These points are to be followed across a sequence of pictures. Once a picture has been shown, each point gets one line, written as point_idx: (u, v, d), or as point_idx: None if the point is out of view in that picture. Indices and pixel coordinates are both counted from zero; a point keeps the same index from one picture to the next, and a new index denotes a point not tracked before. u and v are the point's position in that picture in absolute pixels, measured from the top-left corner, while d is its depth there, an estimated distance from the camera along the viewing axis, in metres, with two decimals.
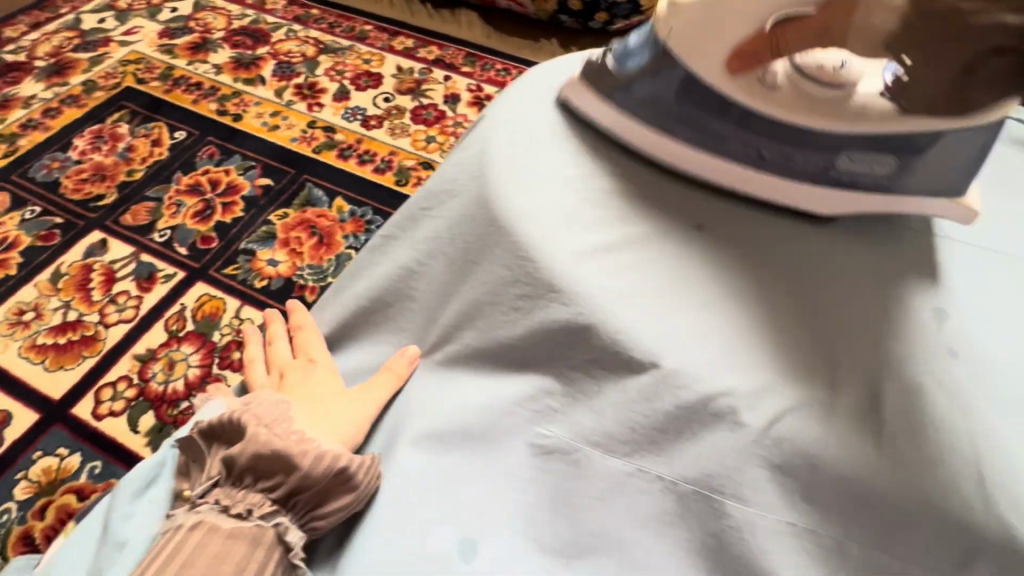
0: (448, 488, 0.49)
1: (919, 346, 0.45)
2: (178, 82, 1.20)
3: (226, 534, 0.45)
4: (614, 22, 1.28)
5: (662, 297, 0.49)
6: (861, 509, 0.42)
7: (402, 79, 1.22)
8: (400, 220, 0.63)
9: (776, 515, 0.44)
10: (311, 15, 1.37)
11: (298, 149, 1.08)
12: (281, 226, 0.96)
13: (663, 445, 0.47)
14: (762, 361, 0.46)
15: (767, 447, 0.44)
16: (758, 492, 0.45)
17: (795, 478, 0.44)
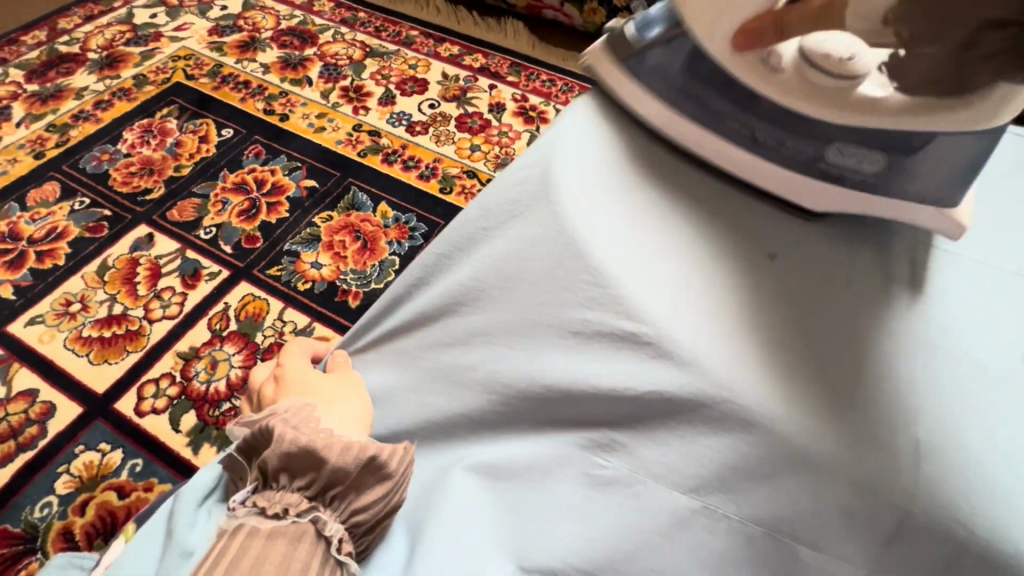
0: (507, 518, 0.50)
1: (1021, 393, 0.43)
2: (226, 79, 1.21)
3: (267, 536, 0.40)
4: None
5: (734, 330, 0.48)
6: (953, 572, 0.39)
7: (447, 86, 1.22)
8: (455, 235, 0.61)
9: (856, 569, 0.42)
10: (358, 18, 1.38)
11: (343, 151, 1.08)
12: (325, 229, 0.96)
13: (736, 486, 0.46)
14: (843, 402, 0.44)
15: (848, 495, 0.42)
16: (837, 542, 0.43)
17: (878, 532, 0.41)
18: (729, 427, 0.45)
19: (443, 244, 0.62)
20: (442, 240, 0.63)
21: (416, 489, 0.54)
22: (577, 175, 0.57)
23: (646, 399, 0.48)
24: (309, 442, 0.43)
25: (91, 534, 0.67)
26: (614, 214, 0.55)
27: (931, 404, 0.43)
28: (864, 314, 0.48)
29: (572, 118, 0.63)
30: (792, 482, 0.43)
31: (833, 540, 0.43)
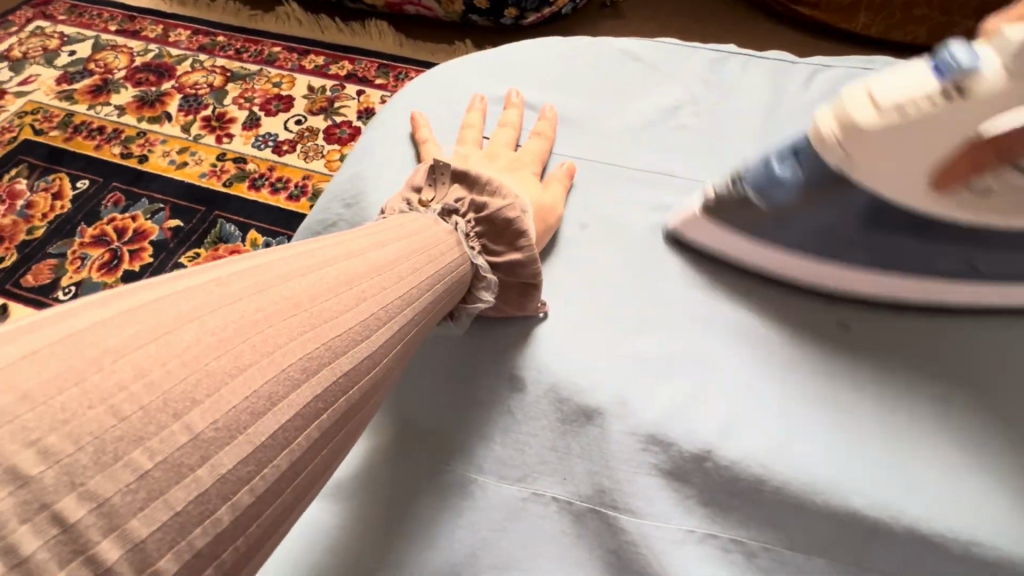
0: (355, 538, 0.46)
1: (812, 322, 0.49)
2: (78, 128, 1.15)
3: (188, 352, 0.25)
4: (526, 16, 1.24)
5: (566, 304, 0.51)
6: (757, 507, 0.42)
7: (314, 99, 1.19)
8: None
9: (674, 522, 0.43)
10: (217, 42, 1.33)
11: (207, 184, 1.04)
12: (192, 268, 0.93)
13: (555, 464, 0.46)
14: (662, 347, 0.49)
15: (655, 452, 0.44)
16: (659, 503, 0.44)
17: (689, 483, 0.44)
18: (540, 405, 0.47)
19: None
20: None
21: None
22: (388, 184, 0.57)
23: (476, 389, 0.49)
24: None
25: None
26: None
27: (750, 361, 0.47)
28: (683, 271, 0.53)
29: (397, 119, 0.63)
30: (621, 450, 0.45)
31: (654, 502, 0.44)
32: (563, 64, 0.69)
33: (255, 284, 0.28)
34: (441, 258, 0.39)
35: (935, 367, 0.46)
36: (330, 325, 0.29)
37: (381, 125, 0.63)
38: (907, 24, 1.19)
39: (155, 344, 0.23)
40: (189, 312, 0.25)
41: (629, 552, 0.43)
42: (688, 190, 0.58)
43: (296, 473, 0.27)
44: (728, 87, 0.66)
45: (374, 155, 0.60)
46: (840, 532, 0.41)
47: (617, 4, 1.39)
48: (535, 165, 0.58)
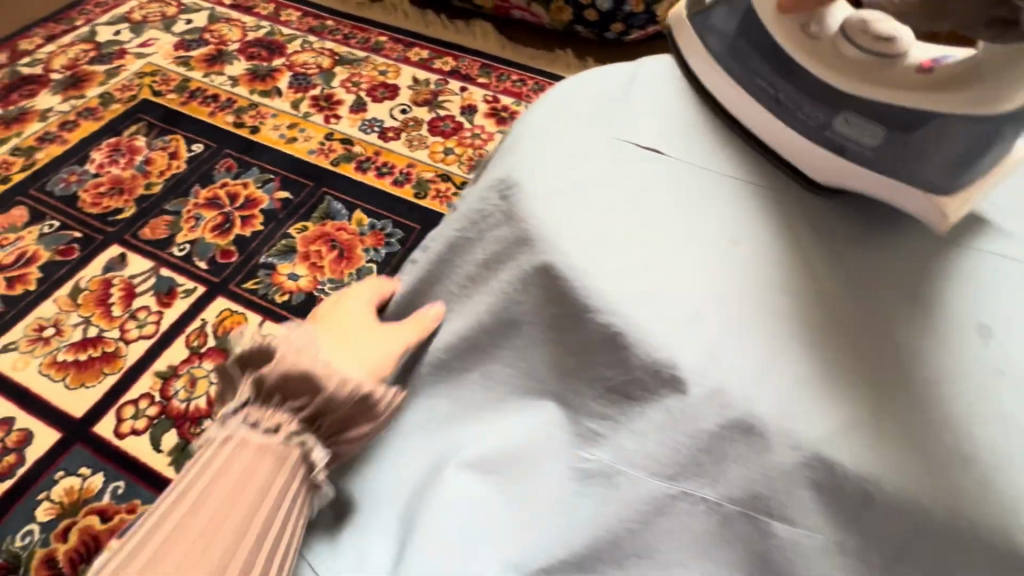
0: (503, 510, 0.50)
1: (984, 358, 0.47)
2: (194, 93, 1.20)
3: (257, 448, 0.40)
4: (631, 33, 1.27)
5: (716, 306, 0.50)
6: (917, 535, 0.42)
7: (418, 91, 1.22)
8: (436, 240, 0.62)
9: (824, 536, 0.45)
10: (325, 26, 1.37)
11: (316, 161, 1.08)
12: (300, 240, 0.96)
13: (708, 469, 0.47)
14: (815, 358, 0.48)
15: (817, 468, 0.44)
16: (812, 517, 0.45)
17: (846, 500, 0.44)
18: (697, 410, 0.47)
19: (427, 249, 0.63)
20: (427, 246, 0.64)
21: (395, 487, 0.56)
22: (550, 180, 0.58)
23: (631, 384, 0.50)
24: (304, 367, 0.42)
25: (74, 559, 0.66)
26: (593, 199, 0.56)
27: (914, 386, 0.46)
28: (839, 282, 0.51)
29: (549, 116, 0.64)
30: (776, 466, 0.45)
31: (807, 515, 0.45)
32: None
33: (217, 503, 0.35)
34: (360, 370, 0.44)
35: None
36: (255, 510, 0.36)
37: (535, 119, 0.64)
38: None
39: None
40: (193, 527, 0.34)
41: (774, 557, 0.46)
42: None
43: (272, 558, 0.37)
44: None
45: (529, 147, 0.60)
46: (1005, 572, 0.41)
47: None
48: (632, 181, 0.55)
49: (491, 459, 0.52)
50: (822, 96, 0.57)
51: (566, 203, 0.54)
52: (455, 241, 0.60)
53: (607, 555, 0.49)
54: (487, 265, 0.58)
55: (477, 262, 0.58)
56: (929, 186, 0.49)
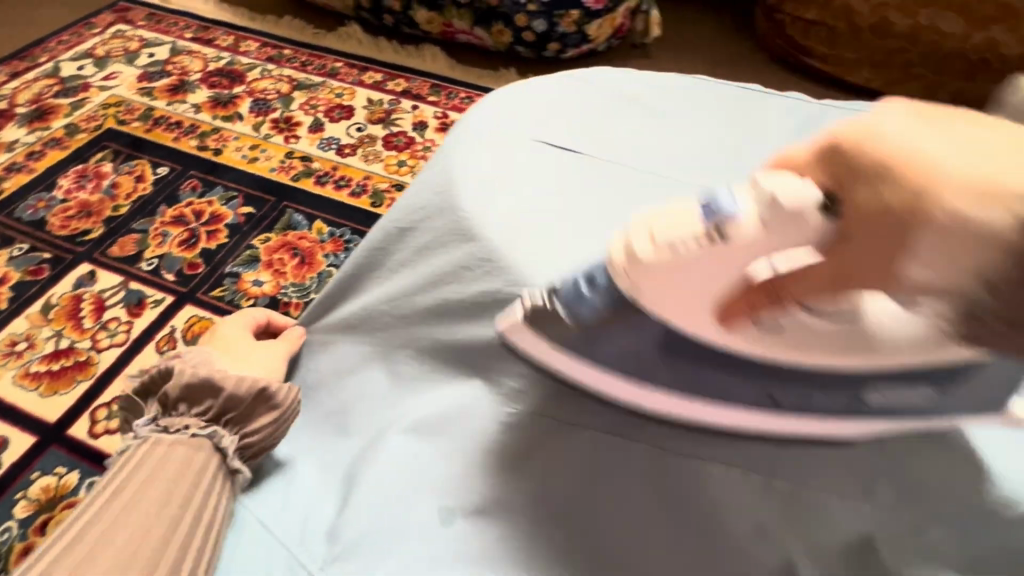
0: (436, 463, 0.54)
1: None
2: (158, 121, 1.27)
3: (170, 443, 0.49)
4: (566, 50, 1.39)
5: None
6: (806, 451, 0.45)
7: (373, 110, 1.31)
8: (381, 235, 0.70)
9: (729, 466, 0.46)
10: (284, 55, 1.47)
11: (277, 178, 1.15)
12: (264, 250, 1.03)
13: (618, 411, 0.49)
14: None
15: None
16: (717, 449, 0.46)
17: None
18: None
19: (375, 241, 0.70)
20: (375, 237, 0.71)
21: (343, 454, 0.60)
22: (477, 176, 0.67)
23: None
24: (208, 373, 0.53)
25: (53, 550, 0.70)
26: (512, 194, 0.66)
27: None
28: None
29: (479, 120, 0.74)
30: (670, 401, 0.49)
31: (709, 448, 0.46)
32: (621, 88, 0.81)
33: (150, 486, 0.44)
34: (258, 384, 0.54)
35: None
36: (187, 504, 0.44)
37: (467, 124, 0.75)
38: (904, 81, 1.35)
39: (125, 538, 0.40)
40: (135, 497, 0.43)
41: (686, 494, 0.46)
42: None
43: (201, 527, 0.44)
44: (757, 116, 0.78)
45: (459, 152, 0.70)
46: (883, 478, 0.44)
47: (645, 45, 1.54)
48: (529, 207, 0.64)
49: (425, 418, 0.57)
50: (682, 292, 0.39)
51: (483, 193, 0.65)
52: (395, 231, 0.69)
53: (528, 504, 0.50)
54: (421, 251, 0.67)
55: (412, 250, 0.67)
56: (927, 410, 0.37)
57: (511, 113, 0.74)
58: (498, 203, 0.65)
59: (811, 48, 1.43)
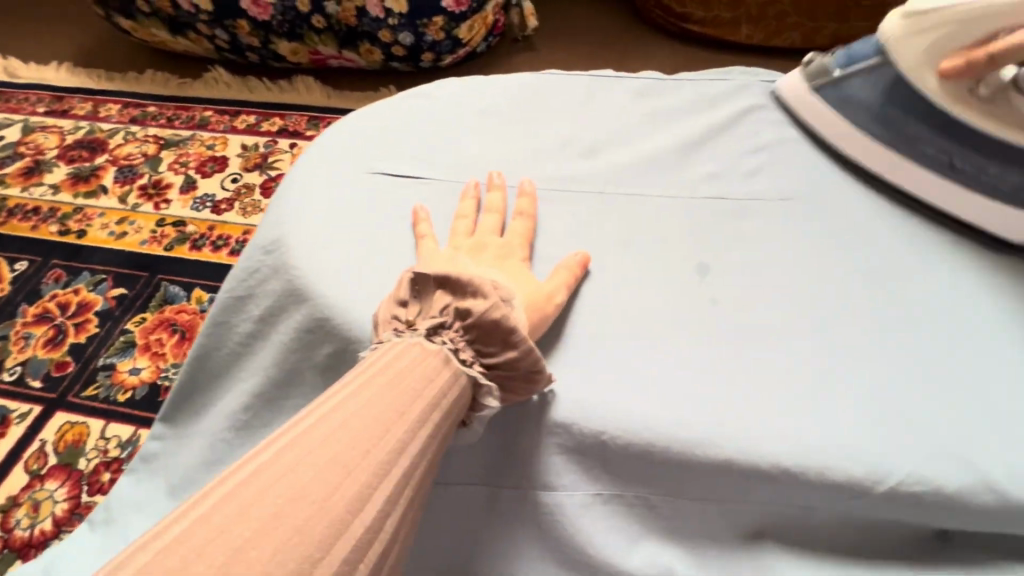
0: None
1: (676, 302, 0.57)
2: (13, 210, 1.17)
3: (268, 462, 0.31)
4: (443, 58, 1.34)
5: None
6: (643, 464, 0.49)
7: (248, 156, 1.24)
8: (227, 303, 0.64)
9: (587, 493, 0.49)
10: (148, 113, 1.37)
11: (149, 250, 1.07)
12: (139, 332, 0.95)
13: (484, 462, 0.51)
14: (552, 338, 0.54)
15: (561, 434, 0.49)
16: (575, 481, 0.49)
17: (591, 456, 0.49)
18: None
19: (222, 309, 0.64)
20: (222, 302, 0.64)
21: None
22: (309, 232, 0.63)
23: None
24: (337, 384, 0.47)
25: None
26: (353, 242, 0.61)
27: (628, 338, 0.55)
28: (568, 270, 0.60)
29: (311, 166, 0.70)
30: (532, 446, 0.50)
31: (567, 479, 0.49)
32: (465, 108, 0.77)
33: (324, 465, 0.30)
34: (440, 379, 0.40)
35: (796, 332, 0.54)
36: (355, 516, 0.30)
37: (299, 172, 0.70)
38: (783, 31, 1.34)
39: (262, 566, 0.25)
40: (310, 476, 0.30)
41: (553, 526, 0.49)
42: (576, 203, 0.67)
43: (404, 528, 0.34)
44: (606, 115, 0.76)
45: (294, 204, 0.65)
46: (718, 477, 0.48)
47: (527, 38, 1.50)
48: (523, 248, 0.59)
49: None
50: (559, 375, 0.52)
51: (317, 245, 0.61)
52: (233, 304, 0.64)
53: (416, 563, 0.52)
54: (263, 323, 0.62)
55: (255, 322, 0.62)
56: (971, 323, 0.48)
57: (351, 157, 0.71)
58: (332, 254, 0.60)
59: (689, 14, 1.40)
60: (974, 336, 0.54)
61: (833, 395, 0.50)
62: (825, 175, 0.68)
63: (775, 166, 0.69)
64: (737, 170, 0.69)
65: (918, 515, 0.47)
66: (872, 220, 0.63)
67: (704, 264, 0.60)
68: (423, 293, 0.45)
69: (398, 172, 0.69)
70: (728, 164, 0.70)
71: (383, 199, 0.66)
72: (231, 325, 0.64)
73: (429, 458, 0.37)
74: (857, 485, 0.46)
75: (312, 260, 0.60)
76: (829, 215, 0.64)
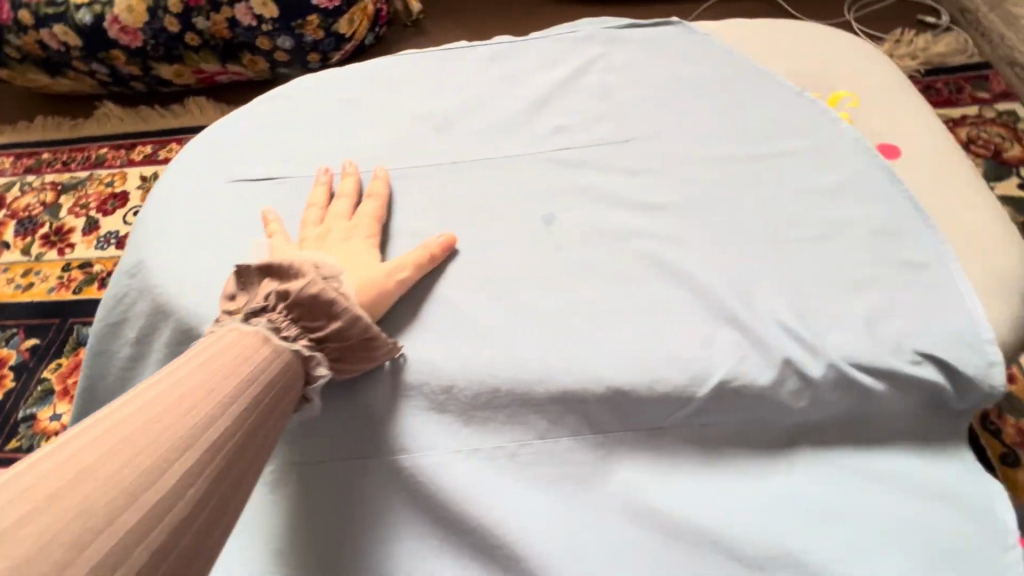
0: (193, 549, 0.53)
1: (523, 254, 0.60)
2: None
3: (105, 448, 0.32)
4: (330, 57, 1.33)
5: None
6: (497, 408, 0.52)
7: (148, 187, 1.23)
8: (103, 332, 0.65)
9: (451, 445, 0.52)
10: (42, 160, 1.35)
11: (57, 297, 1.07)
12: (56, 378, 0.95)
13: (350, 435, 0.53)
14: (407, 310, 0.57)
15: (419, 395, 0.53)
16: (438, 436, 0.52)
17: (450, 410, 0.53)
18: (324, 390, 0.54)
19: (100, 339, 0.65)
20: (99, 332, 0.65)
21: None
22: (169, 248, 0.64)
23: None
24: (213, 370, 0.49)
25: None
26: (212, 252, 0.63)
27: (479, 295, 0.57)
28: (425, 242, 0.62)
29: (169, 181, 0.71)
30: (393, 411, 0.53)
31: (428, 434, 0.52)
32: (320, 103, 0.78)
33: (116, 446, 0.32)
34: (255, 358, 0.42)
35: (630, 265, 0.57)
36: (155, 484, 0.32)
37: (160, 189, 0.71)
38: None
39: (37, 533, 0.27)
40: (98, 456, 0.31)
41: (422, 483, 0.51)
42: (431, 175, 0.68)
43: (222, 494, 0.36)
44: (458, 87, 0.77)
45: (154, 225, 0.66)
46: (567, 408, 0.52)
47: (417, 21, 1.49)
48: (372, 229, 0.62)
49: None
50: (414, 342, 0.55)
51: (177, 260, 0.62)
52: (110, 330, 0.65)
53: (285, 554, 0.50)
54: (137, 342, 0.63)
55: (130, 343, 0.64)
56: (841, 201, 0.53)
57: (207, 167, 0.71)
58: (192, 264, 0.62)
59: None
60: (796, 237, 0.57)
61: (660, 317, 0.54)
62: (664, 111, 0.70)
63: (618, 109, 0.71)
64: (583, 119, 0.71)
65: (745, 411, 0.51)
66: (706, 146, 0.66)
67: (548, 215, 0.62)
68: (250, 285, 0.48)
69: (253, 173, 0.70)
70: (575, 115, 0.72)
71: (238, 203, 0.67)
72: (112, 352, 0.65)
73: (247, 427, 0.39)
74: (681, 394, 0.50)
75: (173, 277, 0.61)
76: (667, 149, 0.66)
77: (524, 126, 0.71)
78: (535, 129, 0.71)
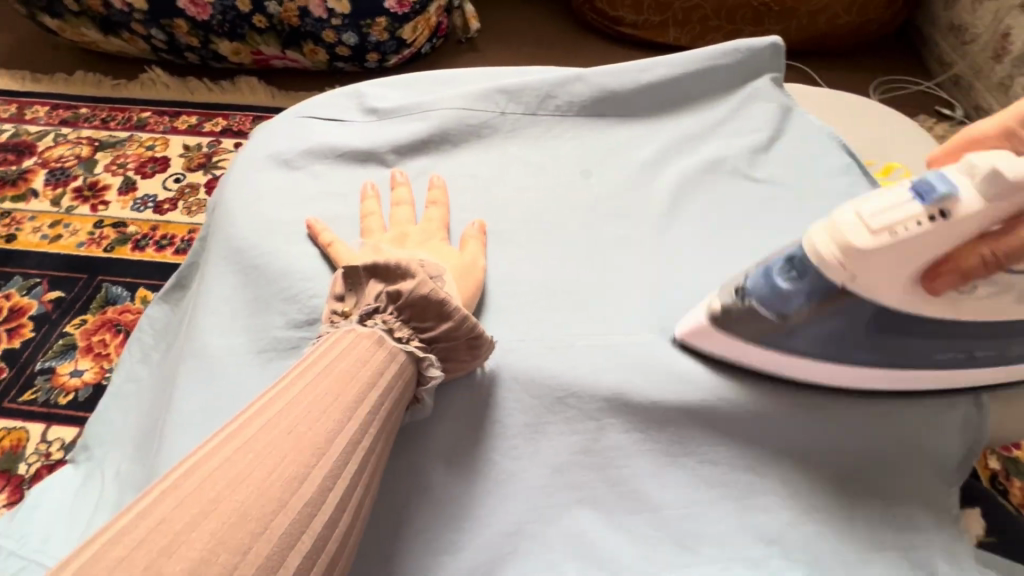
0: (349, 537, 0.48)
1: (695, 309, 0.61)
2: None
3: None
4: (388, 59, 1.36)
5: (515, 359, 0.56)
6: (711, 543, 0.51)
7: (191, 156, 1.22)
8: (244, 276, 0.63)
9: (641, 497, 0.52)
10: (79, 114, 1.33)
11: (88, 252, 1.05)
12: (80, 334, 0.94)
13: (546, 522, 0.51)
14: (594, 379, 0.55)
15: (605, 462, 0.53)
16: (629, 503, 0.52)
17: (663, 538, 0.51)
18: (526, 505, 0.52)
19: (237, 275, 0.63)
20: (239, 268, 0.63)
21: None
22: (284, 215, 0.67)
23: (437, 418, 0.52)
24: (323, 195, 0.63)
25: None
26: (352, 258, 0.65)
27: (659, 350, 0.58)
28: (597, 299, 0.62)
29: (295, 161, 0.72)
30: (590, 513, 0.52)
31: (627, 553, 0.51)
32: (577, 93, 0.78)
33: (312, 399, 0.39)
34: (374, 360, 0.45)
35: (708, 271, 0.64)
36: None
37: (296, 158, 0.72)
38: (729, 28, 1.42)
39: None
40: (187, 523, 0.30)
41: (599, 542, 0.51)
42: (591, 211, 0.70)
43: None
44: (563, 122, 0.78)
45: (289, 212, 0.67)
46: (753, 528, 0.51)
47: (472, 40, 1.53)
48: (441, 232, 0.64)
49: (192, 400, 0.56)
50: (611, 407, 0.55)
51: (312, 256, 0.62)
52: (203, 275, 0.67)
53: None
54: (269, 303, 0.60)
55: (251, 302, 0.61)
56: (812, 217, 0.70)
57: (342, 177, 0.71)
58: (303, 207, 0.68)
59: (621, 17, 1.48)
60: None
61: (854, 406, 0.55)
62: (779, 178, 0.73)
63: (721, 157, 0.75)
64: (683, 161, 0.75)
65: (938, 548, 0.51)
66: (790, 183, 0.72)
67: (640, 229, 0.68)
68: (357, 284, 0.51)
69: (361, 154, 0.73)
70: (791, 129, 0.79)
71: (356, 146, 0.73)
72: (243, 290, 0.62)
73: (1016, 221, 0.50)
74: (853, 479, 0.53)
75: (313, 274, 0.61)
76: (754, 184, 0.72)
77: (645, 172, 0.74)
78: (650, 171, 0.74)
